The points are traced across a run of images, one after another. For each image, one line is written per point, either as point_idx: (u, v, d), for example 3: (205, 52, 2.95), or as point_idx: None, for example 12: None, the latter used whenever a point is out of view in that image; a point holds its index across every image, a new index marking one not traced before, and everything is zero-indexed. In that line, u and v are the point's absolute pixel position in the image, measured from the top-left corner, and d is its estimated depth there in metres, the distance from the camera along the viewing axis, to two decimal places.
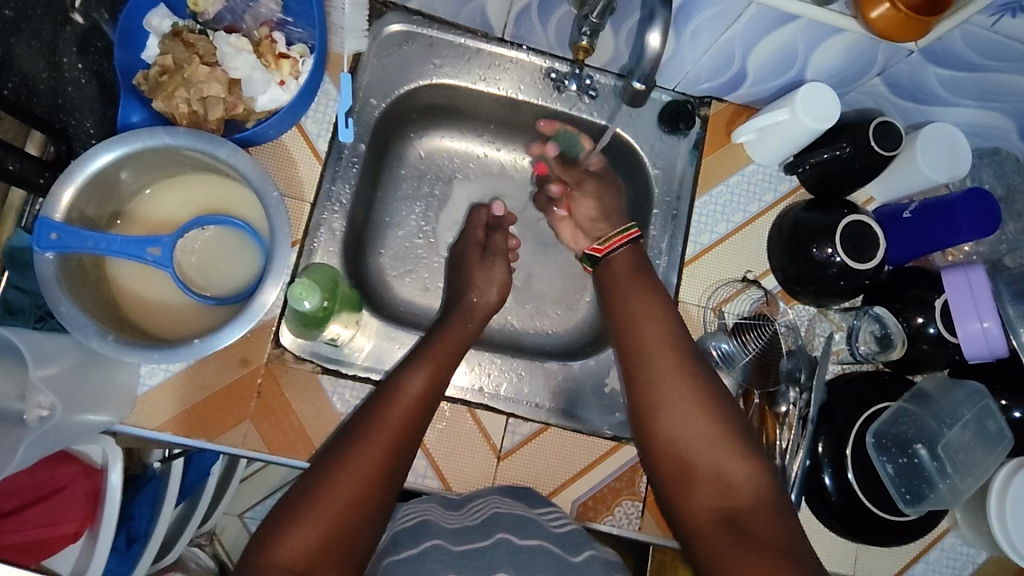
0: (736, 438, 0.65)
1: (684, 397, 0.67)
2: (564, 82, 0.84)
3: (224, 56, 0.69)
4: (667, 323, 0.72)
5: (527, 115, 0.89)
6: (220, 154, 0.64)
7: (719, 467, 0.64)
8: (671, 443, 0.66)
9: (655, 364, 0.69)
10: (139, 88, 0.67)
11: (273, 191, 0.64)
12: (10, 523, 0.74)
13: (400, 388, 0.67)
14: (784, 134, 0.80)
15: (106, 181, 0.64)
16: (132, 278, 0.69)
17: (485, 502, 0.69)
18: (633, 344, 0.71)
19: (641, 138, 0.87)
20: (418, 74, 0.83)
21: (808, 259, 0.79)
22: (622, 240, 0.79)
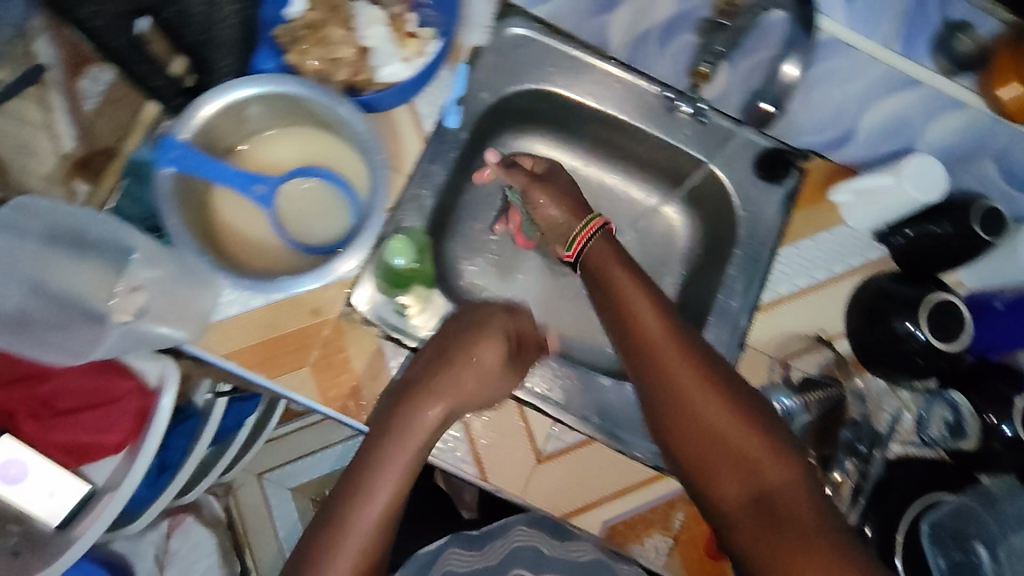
0: (754, 418, 0.64)
1: (693, 381, 0.66)
2: (677, 103, 0.84)
3: (361, 23, 0.73)
4: (663, 310, 0.71)
5: (625, 139, 0.90)
6: (341, 112, 0.67)
7: (740, 450, 0.63)
8: (691, 423, 0.65)
9: (659, 353, 0.68)
10: (278, 40, 0.71)
11: (380, 154, 0.68)
12: (68, 421, 0.88)
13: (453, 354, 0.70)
14: (883, 199, 0.79)
15: (230, 117, 0.68)
16: (229, 209, 0.72)
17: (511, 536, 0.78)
18: (634, 339, 0.70)
19: (732, 173, 0.85)
20: (529, 78, 0.85)
21: (891, 329, 0.77)
22: (591, 231, 0.77)
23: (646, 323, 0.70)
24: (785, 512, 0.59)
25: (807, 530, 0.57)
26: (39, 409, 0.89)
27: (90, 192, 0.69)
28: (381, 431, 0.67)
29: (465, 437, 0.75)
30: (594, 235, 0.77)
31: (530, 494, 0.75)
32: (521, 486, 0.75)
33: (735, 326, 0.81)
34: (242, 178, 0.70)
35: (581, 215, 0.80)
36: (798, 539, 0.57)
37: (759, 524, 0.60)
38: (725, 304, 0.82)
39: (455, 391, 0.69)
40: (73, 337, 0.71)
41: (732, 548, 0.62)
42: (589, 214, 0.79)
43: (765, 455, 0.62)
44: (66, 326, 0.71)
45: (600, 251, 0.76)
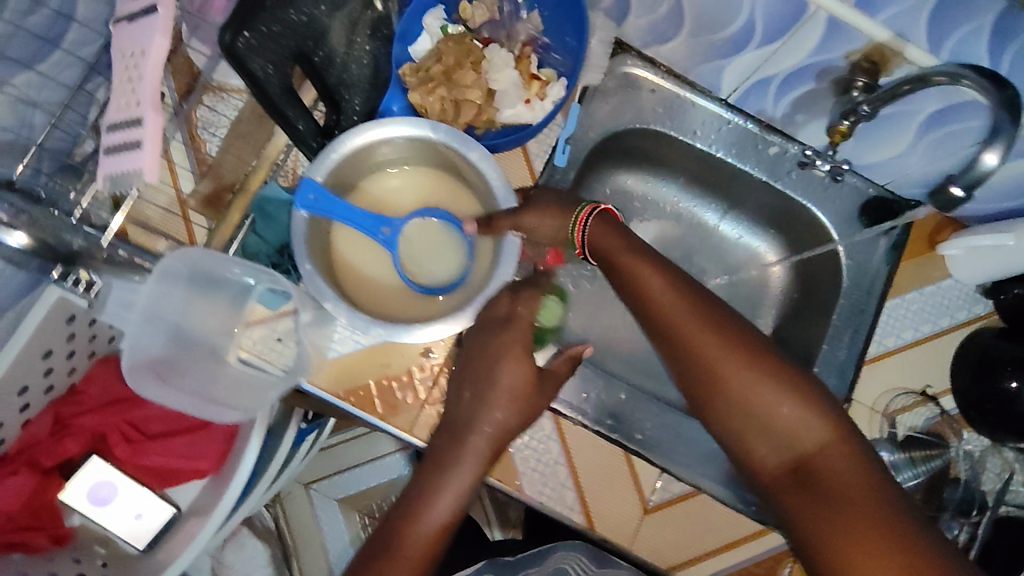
0: (786, 383, 0.62)
1: (715, 350, 0.63)
2: (814, 160, 0.80)
3: (491, 66, 0.72)
4: (674, 277, 0.66)
5: (725, 180, 0.89)
6: (474, 157, 0.67)
7: (771, 417, 0.61)
8: (727, 401, 0.63)
9: (677, 324, 0.64)
10: (404, 79, 0.70)
11: (511, 198, 0.68)
12: (159, 445, 0.89)
13: (492, 378, 0.65)
14: (997, 256, 0.77)
15: (358, 157, 0.67)
16: (346, 246, 0.72)
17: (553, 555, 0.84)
18: (647, 308, 0.66)
19: (842, 226, 0.84)
20: (639, 119, 0.84)
21: (996, 388, 0.76)
22: (589, 214, 0.69)
23: (663, 299, 0.65)
24: (828, 480, 0.58)
25: (856, 498, 0.56)
26: (128, 432, 0.89)
27: (213, 231, 0.69)
28: (453, 436, 0.65)
29: (574, 485, 0.75)
30: (585, 229, 0.69)
31: (639, 544, 0.76)
32: (629, 535, 0.75)
33: (841, 377, 0.81)
34: (369, 220, 0.68)
35: (565, 206, 0.71)
36: (850, 509, 0.56)
37: (800, 494, 0.60)
38: (831, 355, 0.82)
39: (503, 419, 0.65)
40: (190, 378, 0.72)
41: (781, 518, 0.62)
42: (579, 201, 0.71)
43: (798, 421, 0.61)
44: (183, 366, 0.72)
45: (604, 232, 0.69)
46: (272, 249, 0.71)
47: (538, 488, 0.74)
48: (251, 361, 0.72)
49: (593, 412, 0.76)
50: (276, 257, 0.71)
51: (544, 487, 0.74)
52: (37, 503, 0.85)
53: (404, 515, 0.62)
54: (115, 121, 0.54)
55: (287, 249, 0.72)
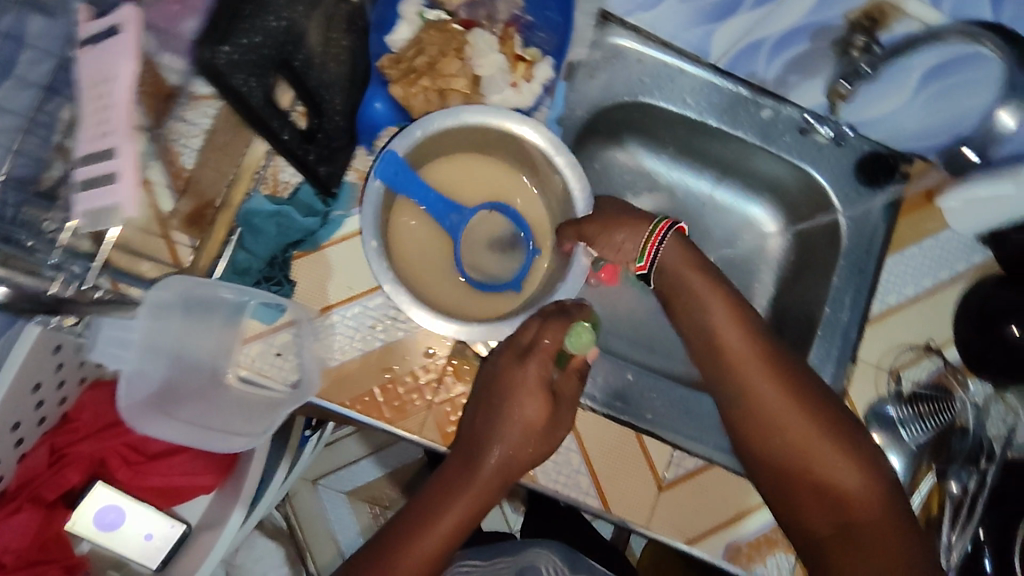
0: (853, 451, 0.69)
1: (792, 409, 0.69)
2: (817, 125, 0.82)
3: (476, 52, 0.69)
4: (760, 339, 0.70)
5: (717, 147, 0.88)
6: (559, 163, 0.69)
7: (820, 473, 0.69)
8: (782, 454, 0.70)
9: (755, 383, 0.69)
10: (384, 72, 0.67)
11: (581, 207, 0.71)
12: (160, 465, 0.87)
13: (512, 412, 0.67)
14: (999, 204, 0.77)
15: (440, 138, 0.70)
16: (401, 221, 0.74)
17: (522, 556, 0.92)
18: (727, 361, 0.71)
19: (836, 187, 0.84)
20: (629, 92, 0.82)
21: (998, 337, 0.77)
22: (660, 233, 0.72)
23: (738, 351, 0.70)
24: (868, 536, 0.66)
25: (886, 556, 0.65)
26: (128, 455, 0.87)
27: (197, 249, 0.67)
28: (463, 453, 0.68)
29: (586, 468, 0.75)
30: (663, 244, 0.72)
31: (656, 522, 0.75)
32: (644, 513, 0.75)
33: (845, 339, 0.81)
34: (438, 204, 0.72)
35: (640, 217, 0.73)
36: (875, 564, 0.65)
37: (841, 548, 0.67)
38: (835, 319, 0.81)
39: (515, 449, 0.67)
40: (189, 407, 0.69)
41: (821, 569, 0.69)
42: (650, 217, 0.73)
43: (855, 485, 0.68)
44: (183, 392, 0.69)
45: (676, 259, 0.72)
46: (262, 263, 0.70)
47: (552, 476, 0.74)
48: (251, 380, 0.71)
49: (602, 396, 0.76)
50: (266, 270, 0.70)
51: (558, 475, 0.74)
52: (44, 536, 0.83)
53: (415, 519, 0.68)
54: (84, 148, 0.52)
55: (276, 261, 0.70)
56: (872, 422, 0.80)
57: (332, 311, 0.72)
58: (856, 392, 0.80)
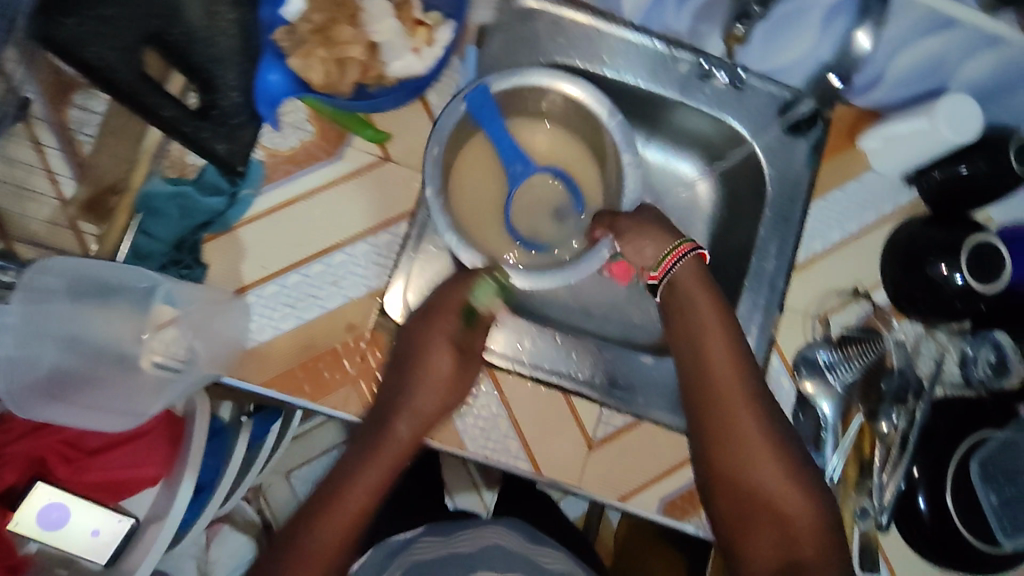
0: (810, 492, 0.69)
1: (756, 440, 0.70)
2: (712, 71, 0.81)
3: (370, 18, 0.67)
4: (743, 369, 0.72)
5: (638, 106, 0.86)
6: (624, 158, 0.77)
7: (778, 509, 0.69)
8: (744, 485, 0.70)
9: (730, 409, 0.71)
10: (279, 44, 0.66)
11: (634, 200, 0.78)
12: (100, 460, 0.87)
13: (427, 366, 0.73)
14: (917, 143, 0.77)
15: (532, 95, 0.79)
16: (471, 159, 0.83)
17: (480, 533, 0.81)
18: (705, 383, 0.72)
19: (758, 137, 0.83)
20: (542, 52, 0.80)
21: (924, 276, 0.77)
22: (683, 254, 0.74)
23: (724, 381, 0.71)
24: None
25: None
26: (66, 452, 0.87)
27: (101, 235, 0.68)
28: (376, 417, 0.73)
29: (514, 432, 0.75)
30: (681, 261, 0.74)
31: (587, 480, 0.76)
32: (576, 472, 0.75)
33: (773, 288, 0.81)
34: (510, 153, 0.81)
35: (665, 232, 0.76)
36: None
37: None
38: (761, 268, 0.81)
39: (432, 403, 0.73)
40: (98, 391, 0.68)
41: None
42: (678, 237, 0.76)
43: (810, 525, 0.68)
44: (96, 379, 0.68)
45: (689, 281, 0.74)
46: (168, 246, 0.69)
47: (481, 442, 0.75)
48: (167, 365, 0.69)
49: (529, 358, 0.77)
50: (173, 253, 0.69)
51: (486, 441, 0.75)
52: None
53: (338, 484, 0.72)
54: None
55: (185, 244, 0.69)
56: (803, 367, 0.80)
57: (248, 291, 0.71)
58: (783, 342, 0.81)
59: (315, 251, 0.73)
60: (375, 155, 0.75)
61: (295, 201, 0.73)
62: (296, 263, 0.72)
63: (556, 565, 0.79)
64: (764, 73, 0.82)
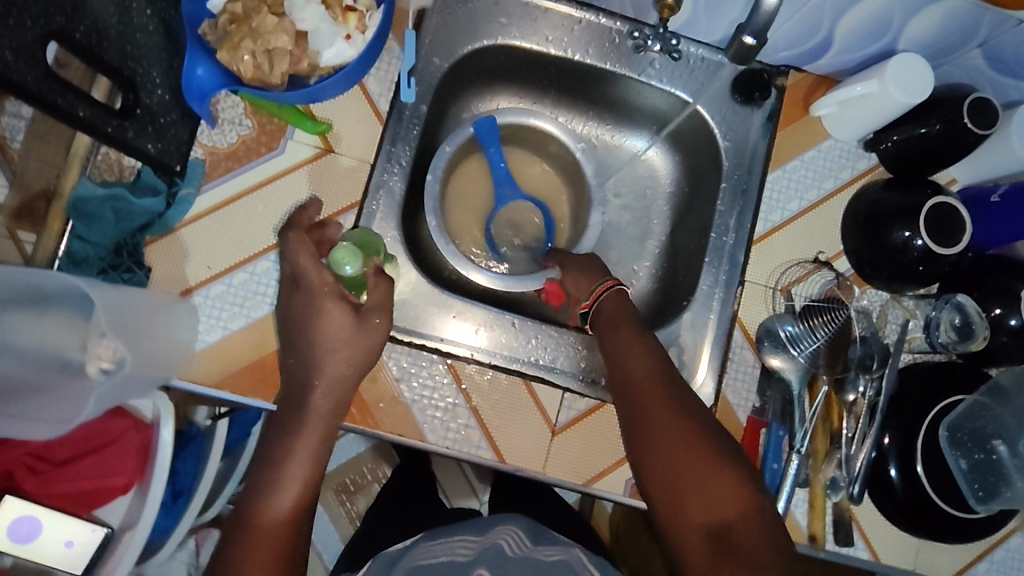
0: (727, 460, 0.60)
1: (668, 416, 0.62)
2: (644, 42, 0.79)
3: (293, 6, 0.66)
4: (660, 360, 0.66)
5: (593, 114, 0.89)
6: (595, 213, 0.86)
7: (695, 479, 0.59)
8: (659, 464, 0.61)
9: (647, 397, 0.64)
10: (206, 38, 0.65)
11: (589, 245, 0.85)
12: (68, 470, 0.87)
13: (312, 326, 0.67)
14: (869, 106, 0.75)
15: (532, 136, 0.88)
16: (473, 169, 0.89)
17: (481, 535, 0.67)
18: (623, 379, 0.66)
19: (710, 109, 0.82)
20: (484, 34, 0.79)
21: (886, 242, 0.75)
22: (604, 287, 0.73)
23: (636, 367, 0.66)
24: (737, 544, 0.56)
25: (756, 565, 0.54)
26: (34, 465, 0.86)
27: (35, 242, 0.67)
28: (292, 408, 0.67)
29: (475, 421, 0.74)
30: (603, 296, 0.72)
31: (551, 467, 0.74)
32: (540, 458, 0.74)
33: (732, 262, 0.80)
34: (500, 177, 0.86)
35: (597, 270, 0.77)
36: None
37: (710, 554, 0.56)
38: (720, 242, 0.80)
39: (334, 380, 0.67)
40: (49, 399, 0.69)
41: None
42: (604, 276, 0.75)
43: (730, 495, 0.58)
44: (48, 388, 0.68)
45: (612, 305, 0.72)
46: (107, 250, 0.68)
47: (441, 433, 0.73)
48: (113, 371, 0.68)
49: (486, 347, 0.77)
50: (112, 258, 0.68)
51: (447, 432, 0.73)
52: None
53: (254, 500, 0.64)
54: None
55: (125, 248, 0.68)
56: (768, 340, 0.78)
57: (193, 293, 0.70)
58: (747, 314, 0.79)
59: (261, 248, 0.71)
60: (317, 148, 0.74)
61: (237, 198, 0.72)
62: (242, 261, 0.71)
63: (558, 556, 0.64)
64: (710, 44, 0.81)
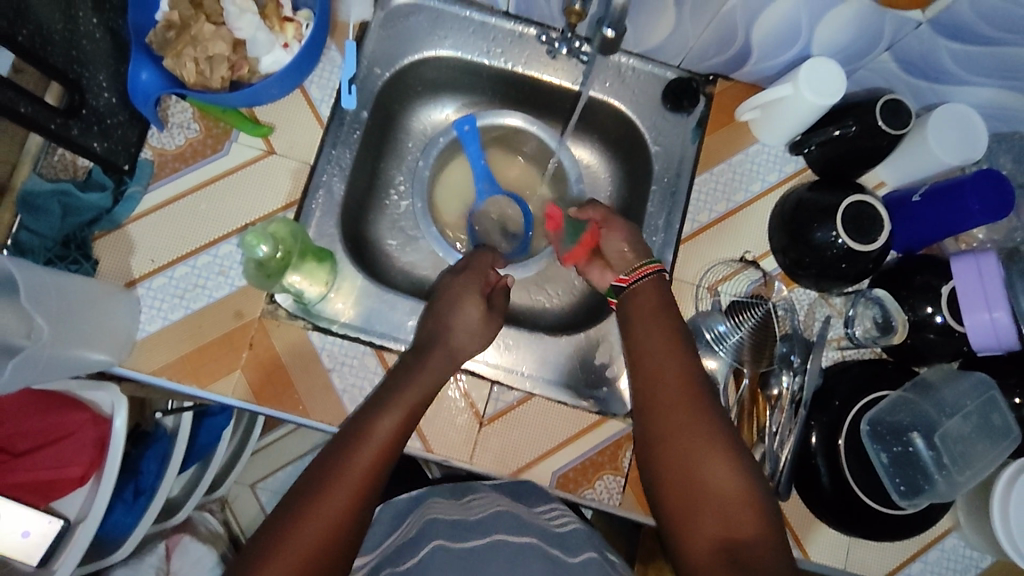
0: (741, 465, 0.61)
1: (691, 419, 0.63)
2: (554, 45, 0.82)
3: (229, 15, 0.69)
4: (684, 361, 0.67)
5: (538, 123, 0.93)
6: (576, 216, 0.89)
7: (707, 483, 0.60)
8: (677, 466, 0.61)
9: (666, 398, 0.65)
10: (150, 46, 0.70)
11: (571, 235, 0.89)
12: (26, 460, 0.86)
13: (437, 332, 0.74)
14: (787, 110, 0.78)
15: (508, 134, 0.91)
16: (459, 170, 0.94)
17: (487, 499, 0.68)
18: (651, 386, 0.66)
19: (642, 115, 0.85)
20: (423, 45, 0.84)
21: (811, 241, 0.76)
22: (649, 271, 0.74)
23: (660, 366, 0.67)
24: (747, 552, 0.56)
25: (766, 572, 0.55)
26: None
27: None
28: None
29: None
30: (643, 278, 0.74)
31: (478, 457, 0.76)
32: (467, 449, 0.76)
33: (661, 261, 0.82)
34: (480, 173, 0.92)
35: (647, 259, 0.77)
36: None
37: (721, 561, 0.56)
38: (650, 242, 0.84)
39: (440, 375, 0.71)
40: None
41: None
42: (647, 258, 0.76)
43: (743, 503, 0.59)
44: None
45: (645, 293, 0.73)
46: (54, 243, 0.73)
47: None
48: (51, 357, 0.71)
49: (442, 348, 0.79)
50: (59, 250, 0.73)
51: None
52: None
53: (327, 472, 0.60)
54: None
55: (73, 241, 0.73)
56: (697, 339, 0.80)
57: (136, 285, 0.74)
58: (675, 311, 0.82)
59: (201, 244, 0.76)
60: (260, 149, 0.78)
61: (180, 196, 0.76)
62: (182, 255, 0.75)
63: (569, 525, 0.66)
64: (642, 54, 0.85)
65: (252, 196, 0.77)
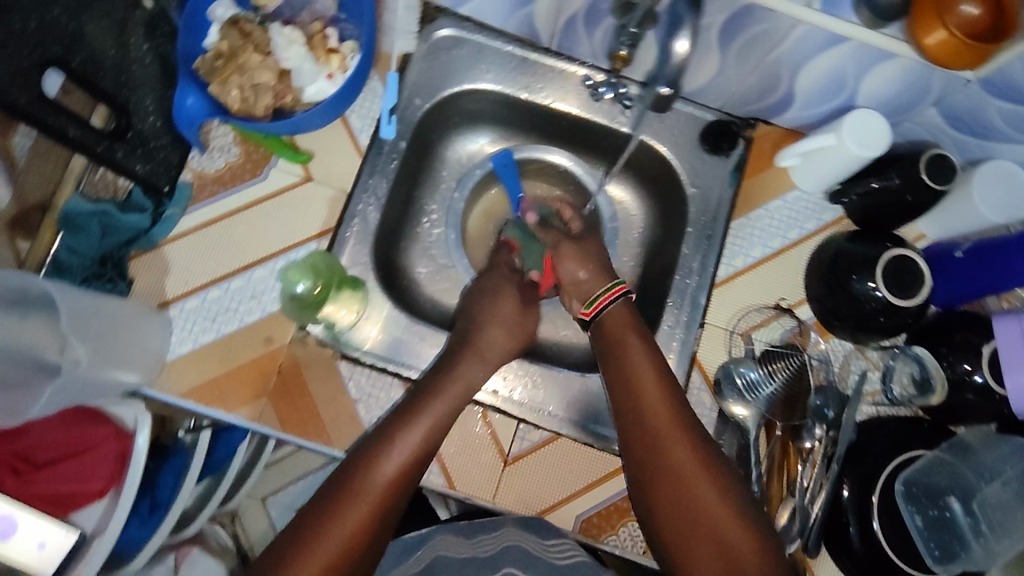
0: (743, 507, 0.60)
1: (690, 456, 0.62)
2: (597, 90, 0.84)
3: (276, 46, 0.73)
4: (675, 394, 0.67)
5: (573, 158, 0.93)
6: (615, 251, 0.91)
7: (712, 525, 0.59)
8: (679, 506, 0.61)
9: (666, 434, 0.64)
10: (197, 73, 0.71)
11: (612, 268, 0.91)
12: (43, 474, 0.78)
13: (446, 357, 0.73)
14: (830, 160, 0.77)
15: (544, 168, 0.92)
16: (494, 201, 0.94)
17: (496, 534, 0.67)
18: (640, 420, 0.66)
19: (680, 155, 0.84)
20: (463, 79, 0.84)
21: (849, 292, 0.75)
22: (610, 299, 0.75)
23: (654, 399, 0.66)
24: None
25: None
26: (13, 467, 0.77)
27: (29, 248, 0.72)
28: None
29: None
30: (613, 301, 0.74)
31: (502, 497, 0.75)
32: (490, 488, 0.75)
33: (694, 304, 0.81)
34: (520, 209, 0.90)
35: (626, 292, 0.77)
36: None
37: None
38: (683, 284, 0.82)
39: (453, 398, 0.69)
40: None
41: None
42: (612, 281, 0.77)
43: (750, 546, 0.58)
44: None
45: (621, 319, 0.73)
46: (91, 261, 0.73)
47: None
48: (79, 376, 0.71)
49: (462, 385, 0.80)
50: (96, 268, 0.73)
51: None
52: None
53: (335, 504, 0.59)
54: None
55: (110, 260, 0.73)
56: (729, 386, 0.79)
57: (170, 306, 0.75)
58: (706, 356, 0.81)
59: (235, 268, 0.76)
60: (298, 176, 0.79)
61: (218, 220, 0.77)
62: (217, 279, 0.76)
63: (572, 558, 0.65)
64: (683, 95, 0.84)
65: (291, 222, 0.78)
